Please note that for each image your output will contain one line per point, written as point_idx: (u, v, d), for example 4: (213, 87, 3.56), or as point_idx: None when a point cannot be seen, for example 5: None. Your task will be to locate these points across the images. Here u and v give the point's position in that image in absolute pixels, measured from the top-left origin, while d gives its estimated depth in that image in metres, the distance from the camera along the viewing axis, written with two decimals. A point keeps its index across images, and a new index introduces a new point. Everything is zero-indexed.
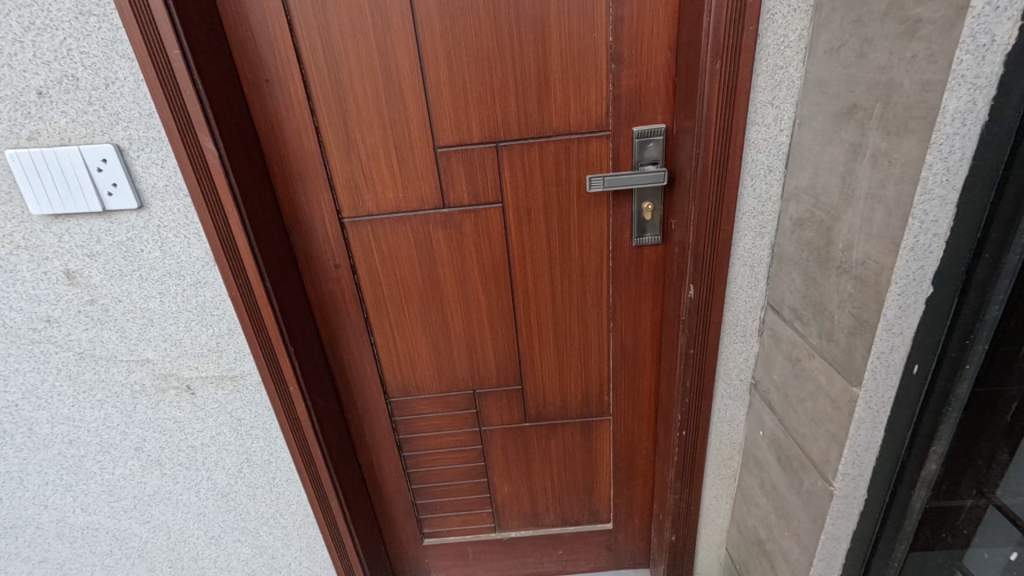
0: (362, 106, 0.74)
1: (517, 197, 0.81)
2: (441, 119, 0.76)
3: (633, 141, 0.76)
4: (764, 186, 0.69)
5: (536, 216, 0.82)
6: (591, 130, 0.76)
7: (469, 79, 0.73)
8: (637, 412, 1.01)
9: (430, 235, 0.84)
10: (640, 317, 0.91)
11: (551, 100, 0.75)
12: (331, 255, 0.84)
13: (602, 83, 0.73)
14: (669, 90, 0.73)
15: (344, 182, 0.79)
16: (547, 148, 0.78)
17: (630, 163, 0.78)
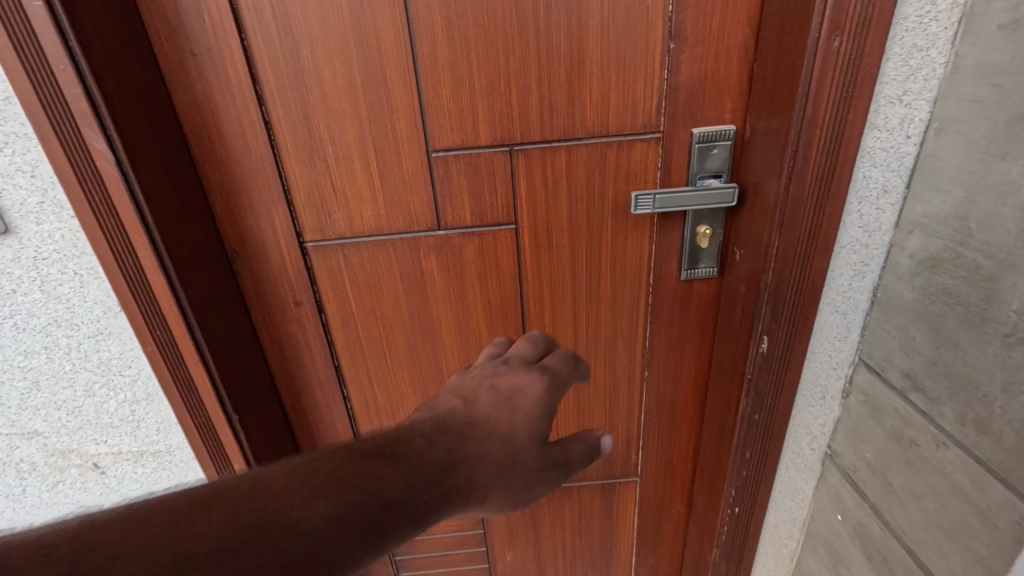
0: (328, 93, 0.55)
1: (536, 215, 0.62)
2: (438, 112, 0.56)
3: (692, 147, 0.58)
4: (875, 213, 0.51)
5: (560, 240, 0.64)
6: (638, 130, 0.58)
7: (476, 59, 0.54)
8: (671, 472, 0.84)
9: (421, 263, 0.65)
10: (682, 366, 0.73)
11: (585, 91, 0.56)
12: (290, 289, 0.64)
13: (656, 68, 0.55)
14: (744, 80, 0.55)
15: (305, 195, 0.59)
16: (578, 154, 0.59)
17: (685, 174, 0.59)
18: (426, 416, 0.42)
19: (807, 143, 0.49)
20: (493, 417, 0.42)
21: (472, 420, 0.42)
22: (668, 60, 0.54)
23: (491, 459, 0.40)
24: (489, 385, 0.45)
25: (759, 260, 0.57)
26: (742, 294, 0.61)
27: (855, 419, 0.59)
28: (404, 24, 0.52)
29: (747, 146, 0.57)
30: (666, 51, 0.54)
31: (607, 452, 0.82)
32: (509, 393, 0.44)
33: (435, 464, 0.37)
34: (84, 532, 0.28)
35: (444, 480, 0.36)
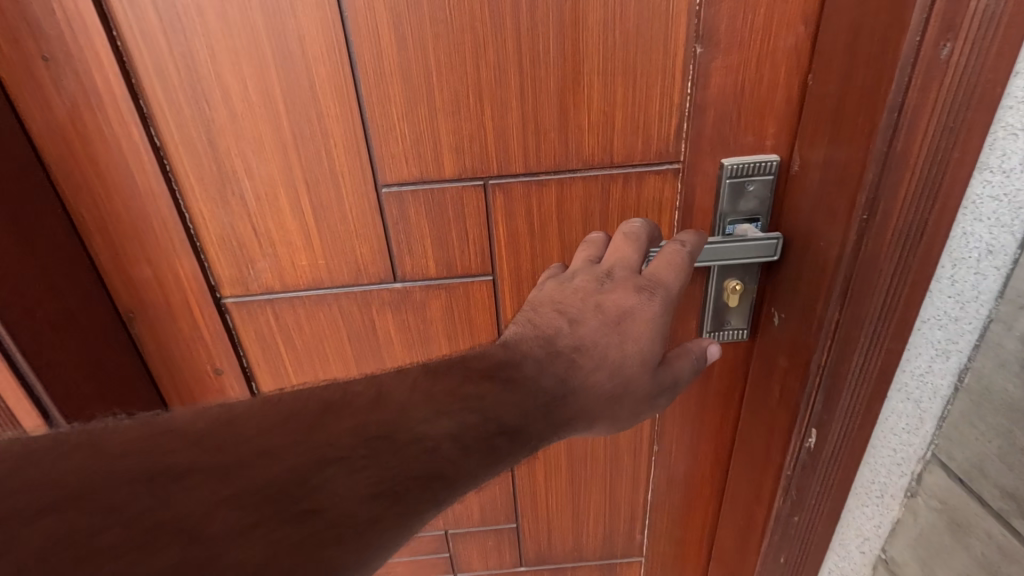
0: (238, 110, 0.41)
1: (519, 264, 0.49)
2: (388, 136, 0.43)
3: (721, 183, 0.44)
4: (973, 280, 0.37)
5: None
6: (651, 160, 0.44)
7: (435, 66, 0.40)
8: (682, 556, 0.70)
9: (374, 321, 0.51)
10: (698, 440, 0.60)
11: (582, 109, 0.42)
12: (206, 354, 0.51)
13: (677, 80, 0.41)
14: (793, 97, 0.41)
15: (218, 239, 0.46)
16: (572, 189, 0.45)
17: (711, 216, 0.46)
18: (530, 321, 0.41)
19: (890, 187, 0.35)
20: (604, 342, 0.40)
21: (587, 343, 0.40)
22: (693, 69, 0.41)
23: (598, 390, 0.39)
24: (592, 304, 0.41)
25: (805, 333, 0.43)
26: (779, 368, 0.48)
27: (919, 529, 0.46)
28: (336, 19, 0.38)
29: (795, 182, 0.43)
30: (692, 56, 0.40)
31: (606, 532, 0.68)
32: (617, 317, 0.40)
33: (551, 378, 0.38)
34: (225, 422, 0.30)
35: (562, 396, 0.38)
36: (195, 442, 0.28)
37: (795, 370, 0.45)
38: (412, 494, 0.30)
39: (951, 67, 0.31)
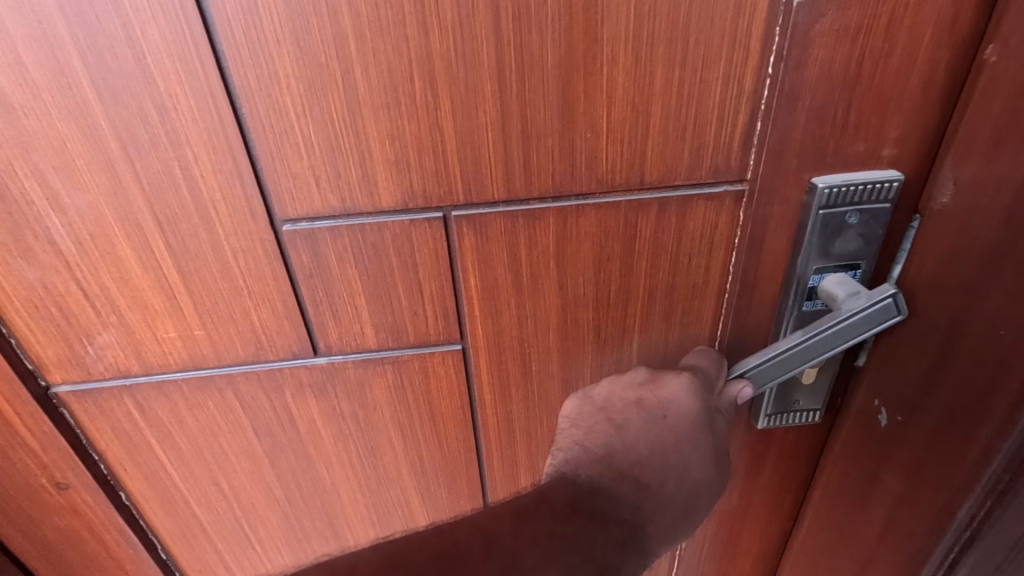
0: (16, 103, 0.24)
1: (501, 330, 0.33)
2: (284, 145, 0.26)
3: (811, 213, 0.28)
4: None
5: (546, 368, 0.35)
6: (703, 179, 0.29)
7: (353, 24, 0.24)
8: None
9: (289, 411, 0.35)
10: (740, 543, 0.45)
11: (598, 100, 0.26)
12: (37, 466, 0.34)
13: (754, 50, 0.26)
14: (940, 80, 0.26)
15: (28, 307, 0.29)
16: (581, 225, 0.30)
17: (786, 260, 0.31)
18: (575, 429, 0.31)
19: None
20: (676, 429, 0.29)
21: (652, 437, 0.29)
22: (784, 34, 0.25)
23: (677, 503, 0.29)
24: (634, 399, 0.31)
25: (951, 447, 0.29)
26: (886, 489, 0.33)
27: None
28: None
29: (949, 220, 0.27)
30: (784, 12, 0.24)
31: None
32: (663, 412, 0.30)
33: (625, 507, 0.28)
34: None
35: (642, 523, 0.28)
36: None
37: (917, 499, 0.31)
38: None
39: None
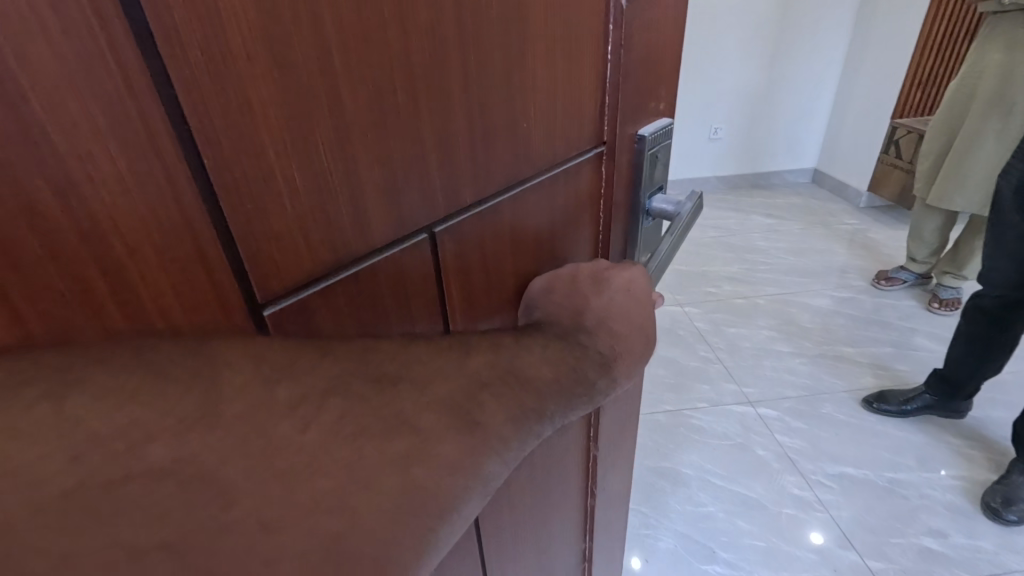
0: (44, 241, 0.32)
1: (470, 281, 0.61)
2: (279, 227, 0.42)
3: (641, 154, 0.73)
4: None
5: (483, 296, 0.64)
6: (513, 181, 0.59)
7: (350, 143, 0.44)
8: (622, 433, 1.08)
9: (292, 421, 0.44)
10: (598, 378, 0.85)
11: (455, 156, 0.52)
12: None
13: (505, 114, 0.55)
14: (595, 127, 0.66)
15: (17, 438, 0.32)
16: (502, 217, 0.61)
17: (626, 194, 0.76)
18: (547, 288, 0.66)
19: None
20: (614, 314, 0.62)
21: (609, 321, 0.61)
22: (511, 111, 0.55)
23: (628, 341, 0.62)
24: (605, 268, 0.65)
25: None
26: None
27: None
28: (156, 105, 0.33)
29: None
30: (510, 100, 0.55)
31: (581, 447, 0.98)
32: (633, 286, 0.64)
33: (601, 343, 0.60)
34: (401, 366, 0.48)
35: (608, 358, 0.60)
36: (436, 375, 0.49)
37: None
38: (544, 391, 0.55)
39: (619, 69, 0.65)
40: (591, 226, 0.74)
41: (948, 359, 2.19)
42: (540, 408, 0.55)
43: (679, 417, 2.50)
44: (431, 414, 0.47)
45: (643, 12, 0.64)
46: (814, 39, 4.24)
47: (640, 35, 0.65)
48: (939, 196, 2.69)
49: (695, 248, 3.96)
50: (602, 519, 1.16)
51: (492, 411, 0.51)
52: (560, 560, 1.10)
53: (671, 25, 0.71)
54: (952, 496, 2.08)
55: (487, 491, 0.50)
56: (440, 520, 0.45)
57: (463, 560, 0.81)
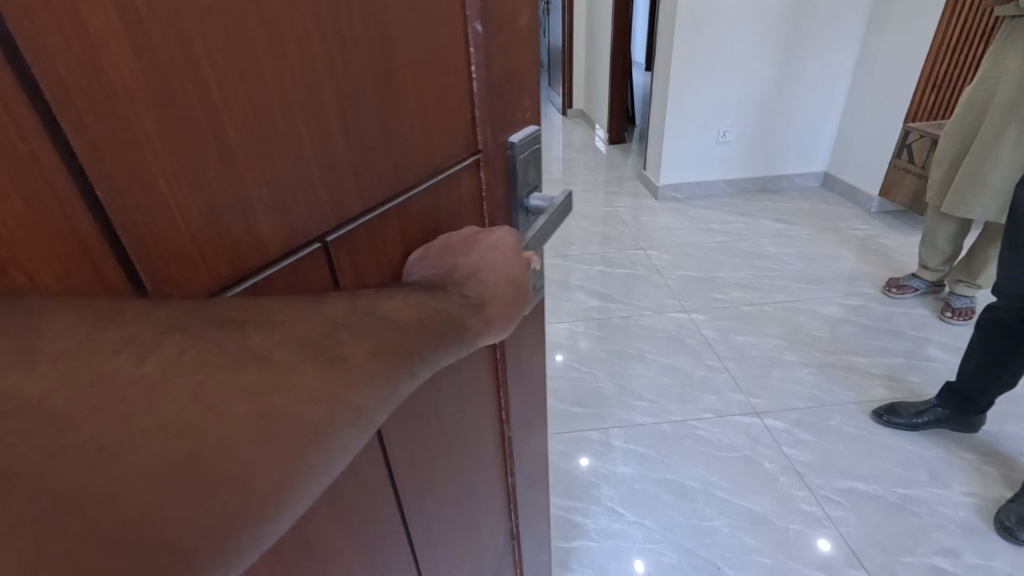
0: None
1: (359, 277, 0.63)
2: (170, 241, 0.44)
3: (511, 155, 0.81)
4: None
5: (369, 274, 0.64)
6: (396, 191, 0.64)
7: (237, 157, 0.46)
8: (531, 413, 1.16)
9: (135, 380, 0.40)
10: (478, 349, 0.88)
11: (339, 171, 0.56)
12: None
13: (382, 124, 0.59)
14: (468, 135, 0.73)
15: None
16: (387, 218, 0.64)
17: (503, 195, 0.84)
18: (425, 258, 0.66)
19: None
20: (481, 268, 0.64)
21: (479, 275, 0.63)
22: (390, 129, 0.60)
23: (499, 287, 0.64)
24: (473, 235, 0.68)
25: None
26: None
27: None
28: (25, 109, 0.34)
29: None
30: (385, 111, 0.59)
31: (495, 431, 1.05)
32: (498, 240, 0.67)
33: (471, 288, 0.62)
34: (248, 308, 0.43)
35: (479, 303, 0.61)
36: (288, 311, 0.44)
37: None
38: (414, 331, 0.51)
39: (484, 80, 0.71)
40: (473, 219, 0.80)
41: (963, 373, 2.10)
42: (411, 347, 0.50)
43: (684, 427, 2.44)
44: (282, 348, 0.42)
45: (499, 31, 0.71)
46: (824, 41, 4.16)
47: (498, 50, 0.72)
48: (954, 203, 2.61)
49: (702, 253, 3.90)
50: (524, 495, 1.24)
51: (354, 345, 0.46)
52: (488, 542, 1.15)
53: (527, 45, 0.79)
54: (965, 513, 2.00)
55: (364, 431, 0.45)
56: (300, 457, 0.40)
57: (395, 552, 0.84)
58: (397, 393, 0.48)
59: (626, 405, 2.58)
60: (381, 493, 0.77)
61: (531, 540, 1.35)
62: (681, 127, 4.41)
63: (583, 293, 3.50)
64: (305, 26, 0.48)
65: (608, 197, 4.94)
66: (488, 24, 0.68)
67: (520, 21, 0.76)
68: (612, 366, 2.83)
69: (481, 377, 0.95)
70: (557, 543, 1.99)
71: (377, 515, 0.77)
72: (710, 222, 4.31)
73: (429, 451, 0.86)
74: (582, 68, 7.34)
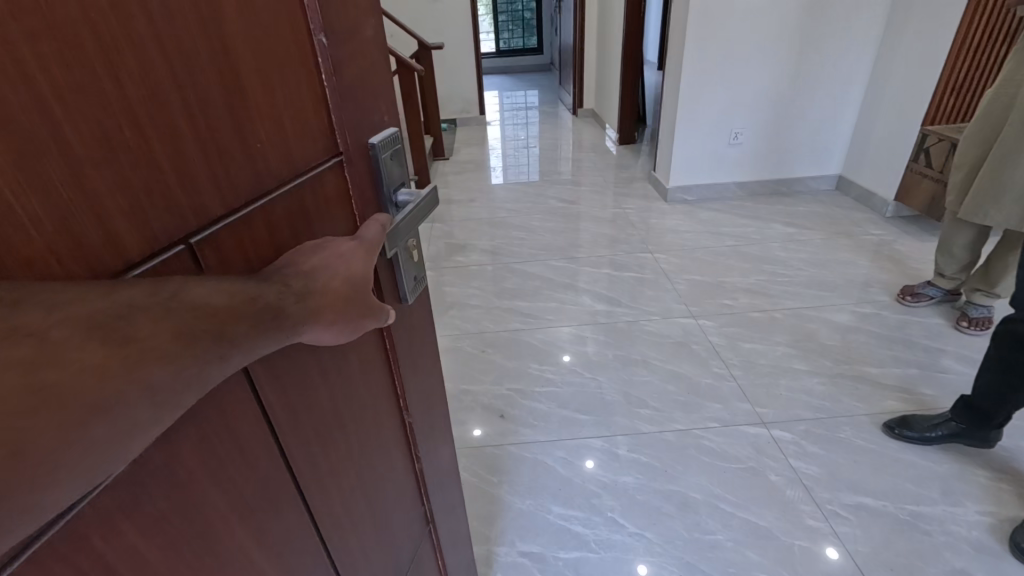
0: None
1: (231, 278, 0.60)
2: (8, 235, 0.41)
3: (370, 152, 0.79)
4: None
5: (239, 266, 0.60)
6: (258, 187, 0.62)
7: (79, 143, 0.44)
8: (429, 393, 1.16)
9: None
10: (348, 348, 0.85)
11: (195, 163, 0.54)
12: None
13: (233, 118, 0.58)
14: (327, 137, 0.72)
15: None
16: (254, 217, 0.61)
17: (372, 193, 0.82)
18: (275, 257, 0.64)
19: None
20: (317, 270, 0.62)
21: (309, 273, 0.61)
22: (242, 124, 0.59)
23: (338, 279, 0.64)
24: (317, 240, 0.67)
25: None
26: None
27: None
28: None
29: None
30: (236, 106, 0.58)
31: (397, 424, 1.05)
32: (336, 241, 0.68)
33: (302, 277, 0.60)
34: (25, 289, 0.39)
35: (308, 291, 0.59)
36: (73, 294, 0.40)
37: None
38: (227, 318, 0.48)
39: (331, 77, 0.70)
40: (345, 218, 0.78)
41: (977, 386, 2.04)
42: (222, 331, 0.48)
43: (688, 437, 2.39)
44: (66, 328, 0.38)
45: (345, 35, 0.71)
46: (840, 41, 4.06)
47: (346, 49, 0.71)
48: (972, 210, 2.53)
49: (712, 257, 3.83)
50: (433, 474, 1.24)
51: (146, 327, 0.43)
52: (404, 528, 1.15)
53: (379, 53, 0.79)
54: (979, 533, 1.93)
55: (164, 410, 0.44)
56: (82, 438, 0.39)
57: (306, 554, 0.83)
58: (205, 376, 0.47)
59: (630, 412, 2.54)
60: (285, 494, 0.76)
61: (447, 518, 1.36)
62: (692, 128, 4.34)
63: (589, 296, 3.45)
64: (137, 30, 0.47)
65: (618, 198, 4.88)
66: (331, 29, 0.68)
67: (368, 29, 0.75)
68: (615, 372, 2.79)
69: (374, 369, 0.94)
70: (555, 552, 1.96)
71: (282, 515, 0.76)
72: (720, 225, 4.23)
73: (331, 448, 0.85)
74: (593, 67, 7.27)
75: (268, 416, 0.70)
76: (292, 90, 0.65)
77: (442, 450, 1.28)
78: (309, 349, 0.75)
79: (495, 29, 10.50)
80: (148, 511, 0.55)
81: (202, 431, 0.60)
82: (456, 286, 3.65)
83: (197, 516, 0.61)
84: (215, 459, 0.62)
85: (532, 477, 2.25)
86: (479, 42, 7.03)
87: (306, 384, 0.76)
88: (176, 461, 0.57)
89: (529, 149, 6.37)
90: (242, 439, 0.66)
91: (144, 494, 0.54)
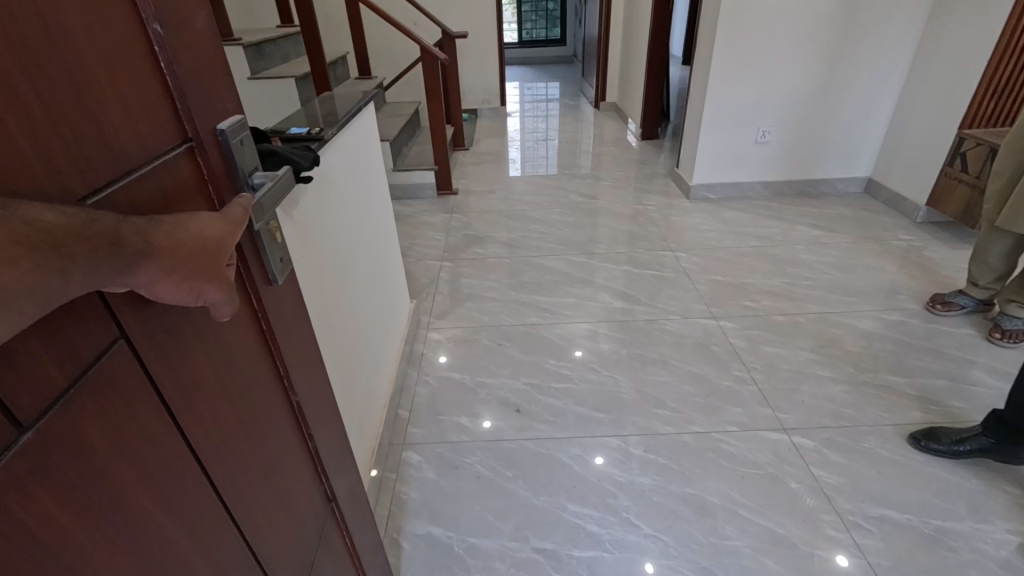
0: None
1: None
2: None
3: (220, 137, 0.79)
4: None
5: None
6: (113, 161, 0.60)
7: None
8: (310, 373, 1.14)
9: None
10: (227, 331, 0.84)
11: (40, 130, 0.52)
12: None
13: (77, 84, 0.56)
14: (175, 118, 0.70)
15: None
16: (111, 196, 0.59)
17: (227, 178, 0.81)
18: None
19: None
20: (178, 221, 0.63)
21: (161, 220, 0.61)
22: (89, 92, 0.57)
23: (202, 224, 0.66)
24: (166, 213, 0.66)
25: None
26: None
27: None
28: None
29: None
30: (81, 70, 0.57)
31: (286, 409, 1.04)
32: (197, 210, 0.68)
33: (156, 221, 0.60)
34: None
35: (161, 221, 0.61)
36: None
37: None
38: (73, 232, 0.50)
39: (169, 57, 0.69)
40: (204, 203, 0.76)
41: (1012, 400, 1.96)
42: (63, 246, 0.49)
43: (707, 440, 2.35)
44: None
45: (177, 23, 0.71)
46: (876, 39, 3.93)
47: (181, 32, 0.71)
48: (1012, 217, 2.42)
49: (736, 258, 3.75)
50: (329, 454, 1.22)
51: None
52: (308, 510, 1.12)
53: (213, 45, 0.79)
54: (1007, 552, 1.86)
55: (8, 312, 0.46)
56: None
57: (222, 540, 0.82)
58: (47, 287, 0.48)
59: (646, 412, 2.50)
60: (191, 470, 0.74)
61: (352, 501, 1.35)
62: (717, 124, 4.24)
63: (608, 293, 3.41)
64: None
65: (638, 195, 4.81)
66: (163, 16, 0.68)
67: (199, 21, 0.76)
68: (632, 370, 2.76)
69: (256, 351, 0.92)
70: (569, 551, 1.93)
71: (193, 491, 0.75)
72: (745, 225, 4.15)
73: (227, 427, 0.83)
74: (617, 59, 7.14)
75: (161, 394, 0.69)
76: (136, 66, 0.64)
77: (334, 434, 1.27)
78: (187, 327, 0.74)
79: (518, 20, 10.36)
80: (59, 481, 0.54)
81: (98, 404, 0.59)
82: (473, 278, 3.63)
83: (107, 490, 0.60)
84: (114, 430, 0.61)
85: (546, 474, 2.22)
86: (502, 32, 6.95)
87: (192, 364, 0.75)
88: (77, 436, 0.56)
89: (550, 141, 6.30)
90: (138, 412, 0.65)
91: (53, 466, 0.53)
